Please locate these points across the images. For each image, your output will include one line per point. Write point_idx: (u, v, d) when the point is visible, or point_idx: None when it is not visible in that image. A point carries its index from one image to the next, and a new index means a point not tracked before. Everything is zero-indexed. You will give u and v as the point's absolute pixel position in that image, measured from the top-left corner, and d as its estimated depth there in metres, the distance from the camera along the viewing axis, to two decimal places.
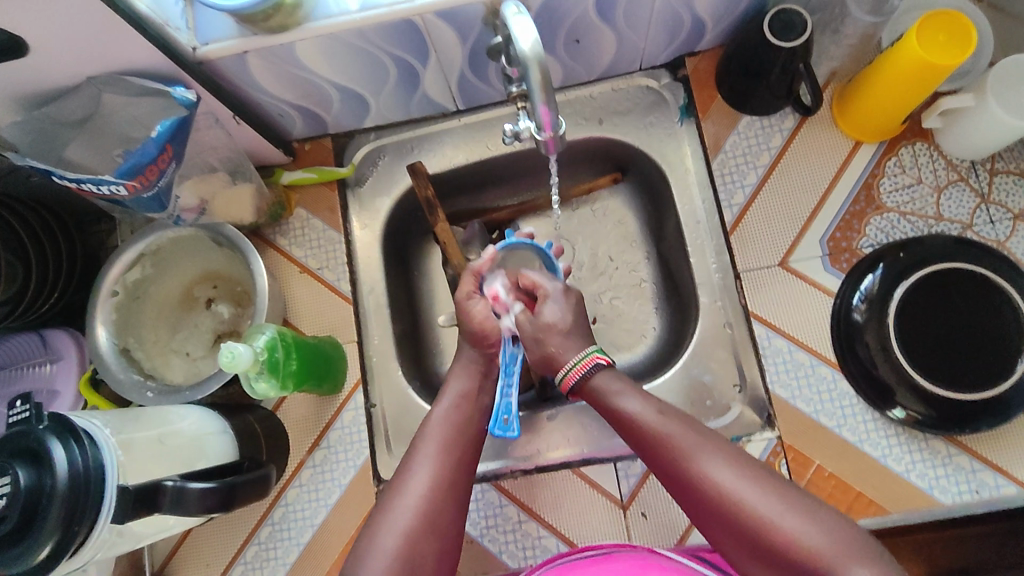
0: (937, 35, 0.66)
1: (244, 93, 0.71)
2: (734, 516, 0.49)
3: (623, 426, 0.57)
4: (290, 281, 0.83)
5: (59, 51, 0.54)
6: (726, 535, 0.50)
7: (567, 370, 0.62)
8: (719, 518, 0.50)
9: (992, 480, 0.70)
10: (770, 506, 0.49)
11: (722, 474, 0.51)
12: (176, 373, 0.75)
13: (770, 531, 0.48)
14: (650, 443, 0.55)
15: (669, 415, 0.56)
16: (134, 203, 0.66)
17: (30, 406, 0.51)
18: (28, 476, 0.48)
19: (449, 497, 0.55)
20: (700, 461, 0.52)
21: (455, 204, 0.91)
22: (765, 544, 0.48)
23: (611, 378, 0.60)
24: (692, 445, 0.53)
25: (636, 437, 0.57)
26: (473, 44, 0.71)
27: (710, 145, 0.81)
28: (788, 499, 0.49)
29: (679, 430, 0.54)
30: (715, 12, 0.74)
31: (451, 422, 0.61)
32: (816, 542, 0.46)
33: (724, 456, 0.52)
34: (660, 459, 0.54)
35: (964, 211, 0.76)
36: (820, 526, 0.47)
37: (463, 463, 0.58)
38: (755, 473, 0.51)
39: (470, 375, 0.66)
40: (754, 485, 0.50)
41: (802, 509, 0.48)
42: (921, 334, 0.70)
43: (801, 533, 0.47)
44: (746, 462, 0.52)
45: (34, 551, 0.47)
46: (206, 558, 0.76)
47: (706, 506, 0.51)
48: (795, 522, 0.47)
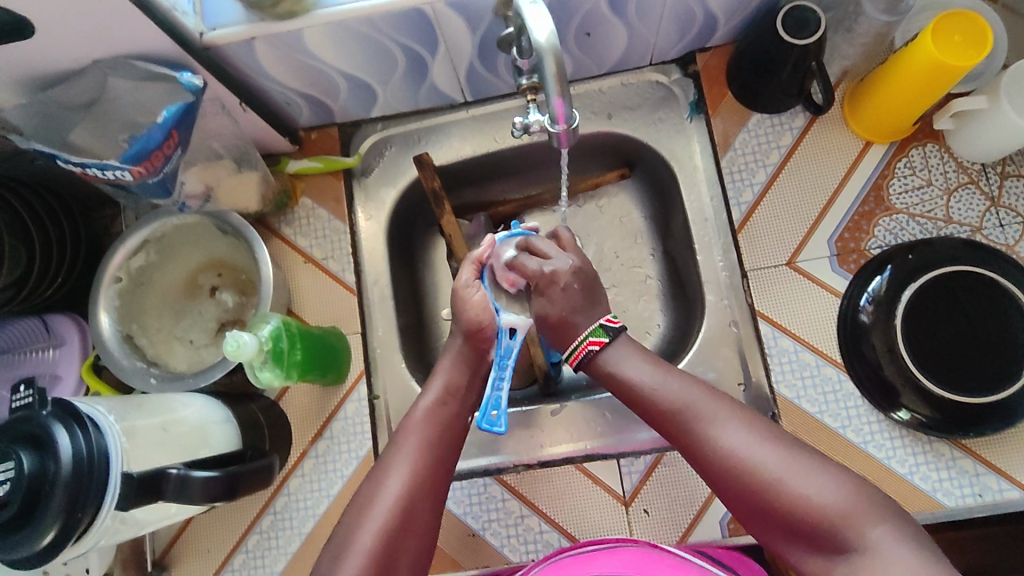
0: (952, 35, 0.66)
1: (252, 79, 0.70)
2: (747, 479, 0.50)
3: (632, 397, 0.59)
4: (294, 270, 0.82)
5: (66, 33, 0.54)
6: (740, 500, 0.51)
7: (574, 347, 0.62)
8: (732, 484, 0.51)
9: (996, 484, 0.70)
10: (778, 464, 0.49)
11: (734, 438, 0.52)
12: (179, 361, 0.75)
13: (777, 491, 0.49)
14: (662, 412, 0.56)
15: (674, 383, 0.57)
16: (140, 188, 0.66)
17: (33, 391, 0.51)
18: (31, 462, 0.48)
19: (426, 497, 0.56)
20: (710, 426, 0.53)
21: (461, 197, 0.91)
22: (777, 505, 0.49)
23: (616, 351, 0.61)
24: (702, 411, 0.54)
25: (646, 407, 0.58)
26: (483, 34, 0.70)
27: (719, 142, 0.81)
28: (795, 460, 0.50)
29: (687, 395, 0.56)
30: (728, 8, 0.73)
31: (430, 421, 0.61)
32: (827, 500, 0.47)
33: (735, 420, 0.53)
34: (672, 427, 0.56)
35: (973, 214, 0.76)
36: (828, 484, 0.48)
37: (443, 462, 0.59)
38: (764, 435, 0.52)
39: (457, 369, 0.65)
40: (765, 446, 0.51)
41: (810, 471, 0.49)
42: (928, 338, 0.69)
43: (812, 494, 0.48)
44: (756, 425, 0.52)
45: (36, 537, 0.47)
46: (206, 545, 0.76)
47: (718, 472, 0.52)
48: (806, 483, 0.48)
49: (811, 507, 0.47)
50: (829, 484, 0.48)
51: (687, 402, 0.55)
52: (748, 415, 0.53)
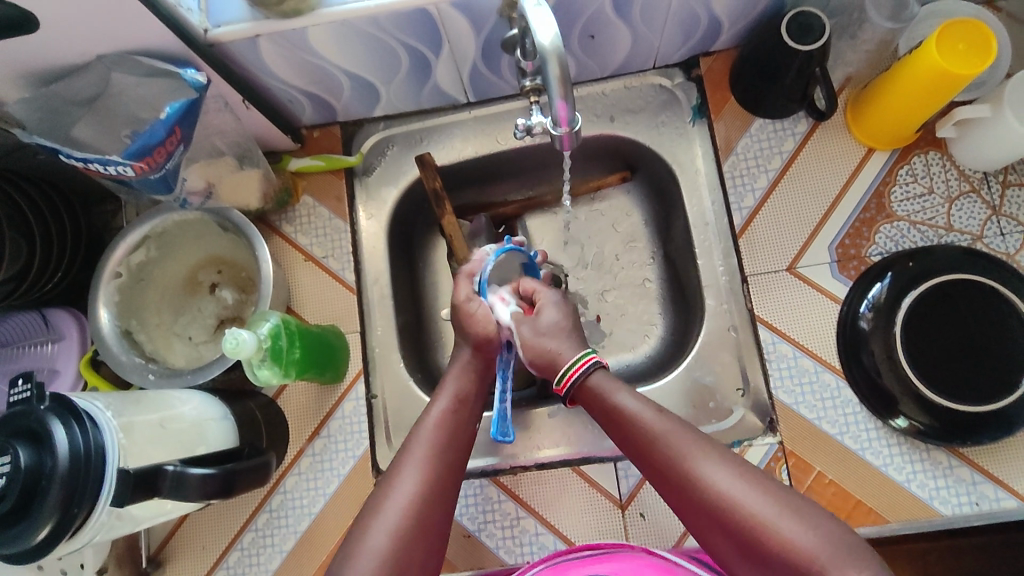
0: (956, 42, 0.66)
1: (255, 77, 0.70)
2: (731, 519, 0.50)
3: (619, 425, 0.59)
4: (294, 268, 0.82)
5: (71, 28, 0.54)
6: (719, 535, 0.51)
7: (565, 371, 0.62)
8: (712, 520, 0.51)
9: (993, 493, 0.70)
10: (765, 505, 0.50)
11: (717, 475, 0.52)
12: (178, 357, 0.74)
13: (763, 529, 0.49)
14: (645, 442, 0.57)
15: (661, 417, 0.58)
16: (141, 183, 0.65)
17: (31, 386, 0.51)
18: (27, 457, 0.47)
19: (438, 502, 0.56)
20: (692, 461, 0.54)
21: (462, 197, 0.91)
22: (757, 545, 0.49)
23: (606, 379, 0.61)
24: (683, 446, 0.55)
25: (631, 437, 0.58)
26: (487, 36, 0.70)
27: (721, 146, 0.81)
28: (779, 502, 0.50)
29: (671, 432, 0.56)
30: (732, 13, 0.73)
31: (442, 428, 0.60)
32: (812, 543, 0.47)
33: (718, 457, 0.54)
34: (654, 458, 0.56)
35: (974, 223, 0.76)
36: (814, 528, 0.48)
37: (453, 468, 0.58)
38: (748, 474, 0.52)
39: (467, 378, 0.66)
40: (748, 486, 0.51)
41: (794, 514, 0.49)
42: (928, 346, 0.69)
43: (794, 535, 0.48)
44: (740, 465, 0.53)
45: (31, 533, 0.47)
46: (202, 542, 0.76)
47: (699, 506, 0.52)
48: (789, 525, 0.48)
49: (793, 547, 0.47)
50: (812, 527, 0.48)
51: (671, 434, 0.56)
52: (732, 456, 0.54)
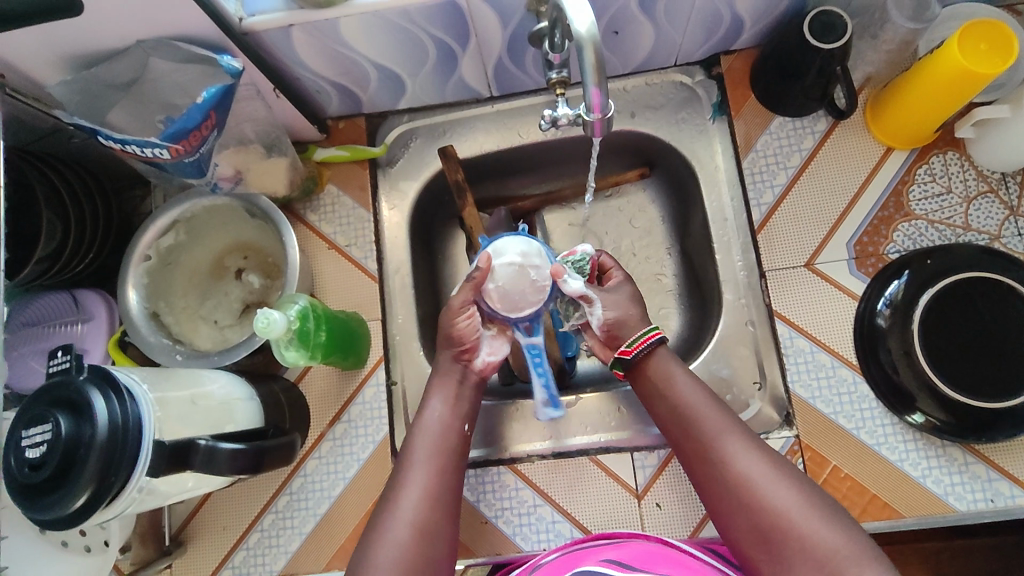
0: (978, 43, 0.67)
1: (285, 67, 0.72)
2: (754, 509, 0.53)
3: (666, 399, 0.62)
4: (318, 256, 0.84)
5: (114, 12, 0.55)
6: (741, 524, 0.53)
7: (634, 338, 0.64)
8: (737, 508, 0.54)
9: (1008, 490, 0.71)
10: (791, 501, 0.52)
11: (752, 464, 0.55)
12: (204, 340, 0.76)
13: (783, 524, 0.51)
14: (688, 423, 0.59)
15: (707, 401, 0.60)
16: (174, 167, 0.66)
17: (71, 357, 0.52)
18: (67, 424, 0.48)
19: (442, 507, 0.58)
20: (730, 447, 0.56)
21: (482, 190, 0.93)
22: (777, 536, 0.51)
23: (664, 356, 0.64)
24: (726, 431, 0.57)
25: (674, 416, 0.61)
26: (514, 30, 0.71)
27: (741, 143, 0.82)
28: (805, 499, 0.52)
29: (713, 418, 0.58)
30: (754, 12, 0.74)
31: (437, 439, 0.62)
32: (832, 541, 0.49)
33: (755, 448, 0.56)
34: (691, 440, 0.59)
35: (991, 223, 0.77)
36: (836, 528, 0.50)
37: (451, 473, 0.61)
38: (780, 469, 0.54)
39: (451, 381, 0.66)
40: (779, 480, 0.53)
41: (817, 513, 0.51)
42: (945, 343, 0.70)
43: (818, 532, 0.50)
44: (774, 459, 0.55)
45: (68, 501, 0.48)
46: (223, 522, 0.77)
47: (727, 492, 0.55)
48: (813, 520, 0.51)
49: (815, 541, 0.50)
50: (836, 527, 0.50)
51: (716, 418, 0.58)
52: (768, 449, 0.56)
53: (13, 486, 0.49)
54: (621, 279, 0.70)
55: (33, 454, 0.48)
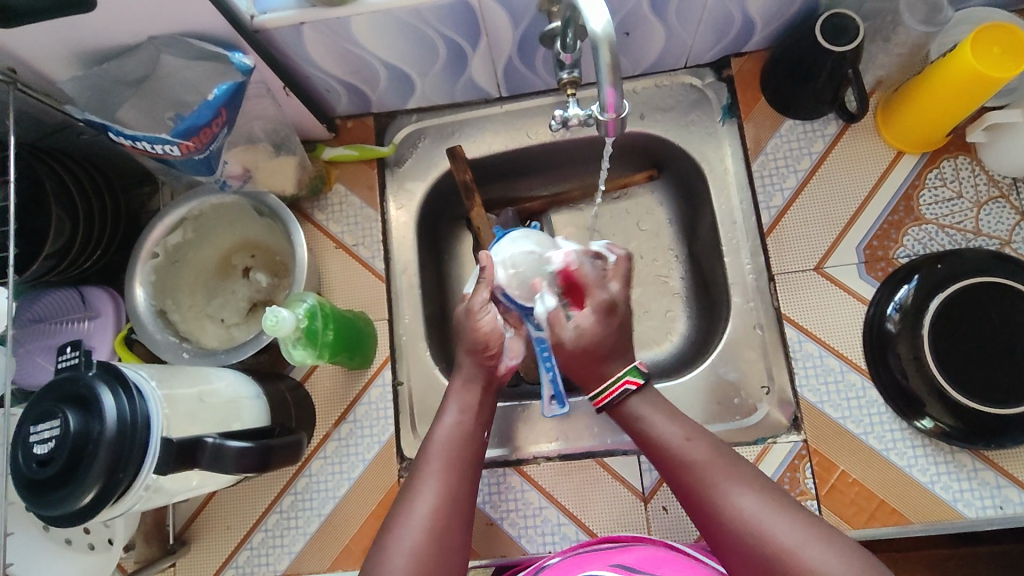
0: (992, 46, 0.66)
1: (296, 65, 0.72)
2: (757, 548, 0.51)
3: (653, 447, 0.61)
4: (325, 255, 0.84)
5: (127, 8, 0.55)
6: (747, 565, 0.52)
7: (603, 387, 0.63)
8: (740, 549, 0.52)
9: (1017, 497, 0.70)
10: (792, 535, 0.51)
11: (749, 503, 0.53)
12: (210, 338, 0.76)
13: (788, 559, 0.50)
14: (679, 465, 0.58)
15: (695, 441, 0.59)
16: (185, 164, 0.66)
17: (80, 353, 0.52)
18: (76, 421, 0.48)
19: (455, 513, 0.57)
20: (724, 487, 0.55)
21: (490, 191, 0.92)
22: (782, 572, 0.49)
23: (645, 400, 0.63)
24: (717, 470, 0.56)
25: (665, 460, 0.60)
26: (525, 30, 0.71)
27: (750, 146, 0.82)
28: (809, 530, 0.51)
29: (703, 457, 0.57)
30: (766, 13, 0.74)
31: (451, 447, 0.61)
32: (839, 571, 0.48)
33: (750, 486, 0.55)
34: (685, 482, 0.57)
35: (1002, 228, 0.76)
36: (841, 556, 0.49)
37: (465, 481, 0.60)
38: (779, 504, 0.53)
39: (471, 386, 0.65)
40: (779, 516, 0.52)
41: (818, 540, 0.50)
42: (955, 348, 0.69)
43: (823, 564, 0.49)
44: (770, 494, 0.54)
45: (77, 497, 0.48)
46: (227, 520, 0.77)
47: (726, 534, 0.53)
48: (817, 552, 0.49)
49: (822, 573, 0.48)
50: (839, 556, 0.49)
51: (706, 459, 0.57)
52: (764, 484, 0.55)
53: (21, 482, 0.49)
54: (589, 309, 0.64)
55: (41, 449, 0.48)
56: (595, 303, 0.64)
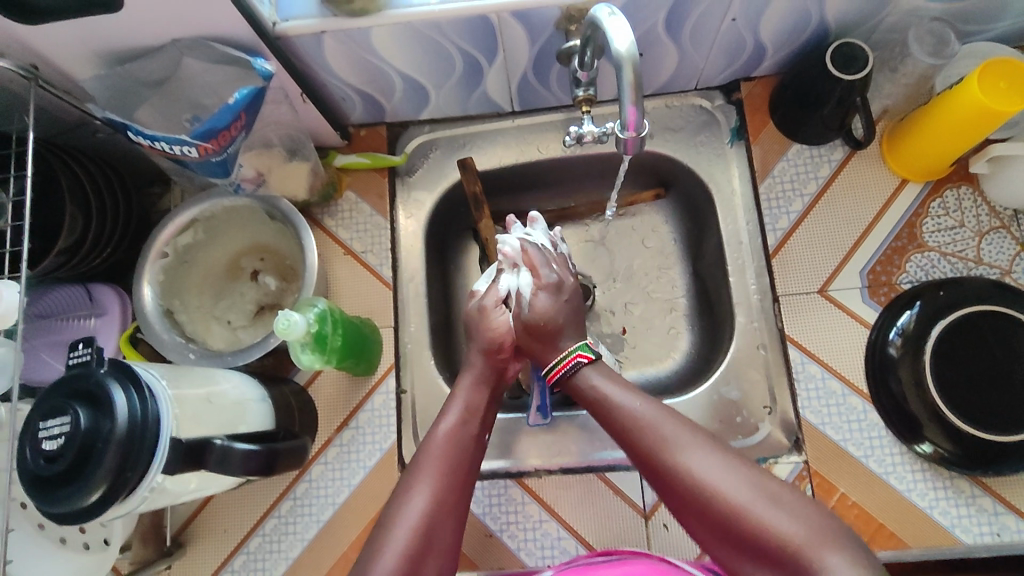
0: (998, 80, 0.68)
1: (314, 72, 0.73)
2: (709, 506, 0.50)
3: (605, 418, 0.59)
4: (334, 261, 0.84)
5: (153, 13, 0.56)
6: (701, 522, 0.51)
7: (554, 364, 0.65)
8: (694, 508, 0.51)
9: (1014, 525, 0.71)
10: (743, 493, 0.49)
11: (698, 462, 0.52)
12: (216, 340, 0.76)
13: (742, 517, 0.48)
14: (631, 430, 0.57)
15: (646, 405, 0.58)
16: (200, 165, 0.66)
17: (92, 350, 0.52)
18: (87, 418, 0.48)
19: (449, 513, 0.57)
20: (674, 449, 0.53)
21: (498, 203, 0.93)
22: (736, 530, 0.48)
23: (594, 372, 0.62)
24: (668, 431, 0.55)
25: (617, 427, 0.58)
26: (542, 46, 0.72)
27: (758, 168, 0.83)
28: (760, 489, 0.50)
29: (654, 419, 0.56)
30: (777, 39, 0.76)
31: (452, 442, 0.61)
32: (791, 528, 0.47)
33: (700, 445, 0.53)
34: (637, 444, 0.56)
35: (1003, 257, 0.78)
36: (794, 515, 0.48)
37: (462, 484, 0.59)
38: (729, 462, 0.51)
39: (478, 389, 0.68)
40: (729, 474, 0.50)
41: (769, 498, 0.49)
42: (956, 375, 0.70)
43: (775, 521, 0.47)
44: (721, 452, 0.52)
45: (84, 495, 0.47)
46: (224, 524, 0.77)
47: (680, 495, 0.52)
48: (768, 512, 0.48)
49: (774, 532, 0.47)
50: (792, 514, 0.48)
51: (656, 422, 0.56)
52: (713, 442, 0.53)
53: (28, 479, 0.49)
54: (542, 290, 0.69)
55: (50, 445, 0.48)
56: (544, 284, 0.69)
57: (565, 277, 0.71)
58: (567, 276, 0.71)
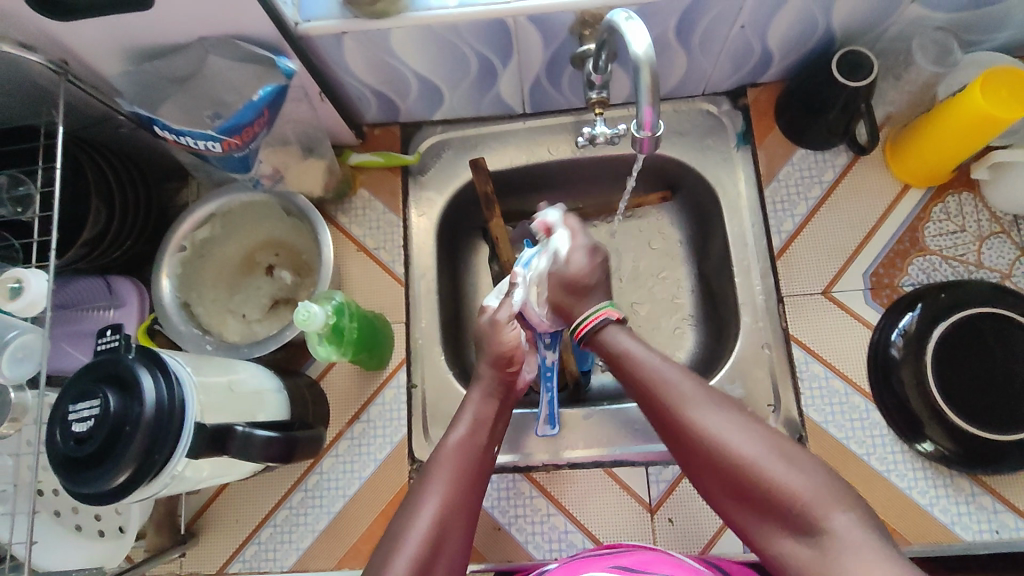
0: (1001, 90, 0.69)
1: (333, 71, 0.74)
2: (722, 458, 0.53)
3: (625, 372, 0.62)
4: (347, 257, 0.86)
5: (181, 12, 0.58)
6: (712, 474, 0.54)
7: (581, 320, 0.67)
8: (707, 460, 0.54)
9: (1013, 522, 0.72)
10: (755, 449, 0.52)
11: (712, 420, 0.55)
12: (232, 332, 0.77)
13: (753, 472, 0.51)
14: (649, 388, 0.59)
15: (665, 363, 0.61)
16: (221, 160, 0.68)
17: (120, 336, 0.53)
18: (116, 402, 0.49)
19: (458, 524, 0.58)
20: (691, 409, 0.56)
21: (508, 203, 0.95)
22: (747, 483, 0.51)
23: (616, 331, 0.65)
24: (685, 390, 0.57)
25: (635, 383, 0.61)
26: (556, 50, 0.74)
27: (764, 172, 0.85)
28: (771, 446, 0.52)
29: (672, 378, 0.59)
30: (785, 46, 0.77)
31: (463, 451, 0.63)
32: (800, 486, 0.50)
33: (715, 404, 0.56)
34: (653, 401, 0.59)
35: (1003, 262, 0.79)
36: (804, 474, 0.50)
37: (472, 494, 0.61)
38: (745, 422, 0.54)
39: (487, 400, 0.68)
40: (744, 434, 0.53)
41: (781, 456, 0.52)
42: (956, 376, 0.72)
43: (784, 477, 0.50)
44: (735, 412, 0.55)
45: (111, 476, 0.49)
46: (236, 515, 0.78)
47: (694, 449, 0.55)
48: (780, 468, 0.51)
49: (782, 487, 0.50)
50: (801, 472, 0.51)
51: (673, 381, 0.58)
52: (728, 402, 0.56)
53: (56, 460, 0.50)
54: (578, 250, 0.72)
55: (80, 427, 0.49)
56: (579, 246, 0.73)
57: (598, 245, 0.74)
58: (597, 243, 0.75)
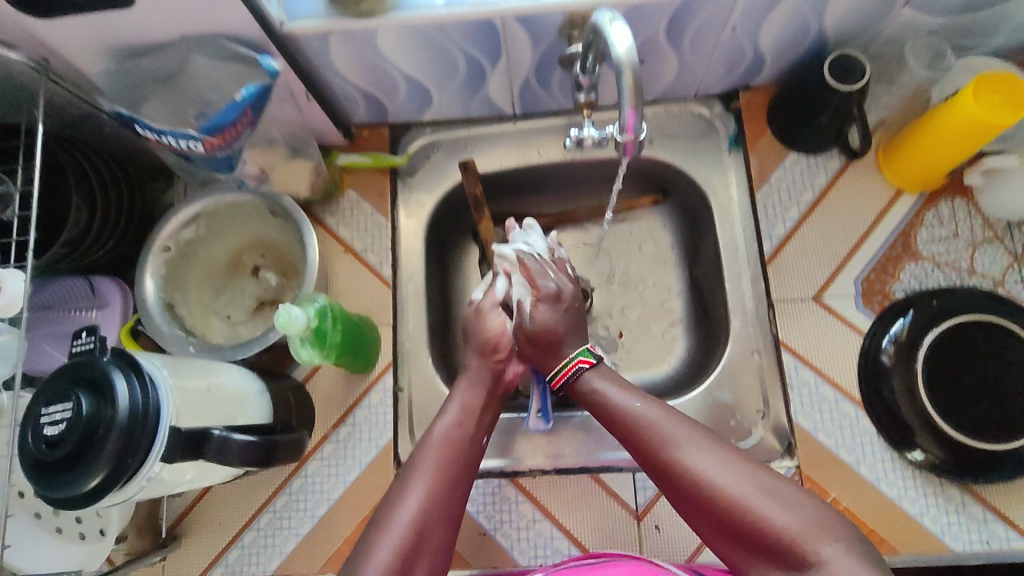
0: (990, 94, 0.69)
1: (320, 71, 0.74)
2: (707, 497, 0.52)
3: (608, 416, 0.62)
4: (334, 259, 0.85)
5: (162, 10, 0.57)
6: (700, 514, 0.53)
7: (559, 369, 0.67)
8: (693, 501, 0.53)
9: (1004, 533, 0.71)
10: (740, 486, 0.51)
11: (694, 458, 0.54)
12: (216, 334, 0.77)
13: (739, 510, 0.51)
14: (632, 428, 0.59)
15: (647, 405, 0.60)
16: (206, 160, 0.68)
17: (95, 338, 0.53)
18: (88, 405, 0.49)
19: (441, 515, 0.57)
20: (675, 449, 0.55)
21: (498, 205, 0.94)
22: (734, 522, 0.51)
23: (598, 373, 0.65)
24: (667, 430, 0.57)
25: (619, 426, 0.61)
26: (545, 51, 0.73)
27: (755, 175, 0.84)
28: (757, 482, 0.52)
29: (654, 417, 0.58)
30: (776, 49, 0.77)
31: (449, 442, 0.62)
32: (786, 521, 0.49)
33: (697, 441, 0.56)
34: (638, 441, 0.59)
35: (996, 268, 0.78)
36: (790, 509, 0.50)
37: (458, 485, 0.60)
38: (728, 459, 0.54)
39: (476, 388, 0.69)
40: (727, 470, 0.53)
41: (767, 493, 0.51)
42: (948, 383, 0.72)
43: (770, 514, 0.50)
44: (719, 449, 0.54)
45: (84, 480, 0.48)
46: (218, 518, 0.77)
47: (681, 490, 0.54)
48: (765, 505, 0.50)
49: (769, 523, 0.49)
50: (788, 507, 0.50)
51: (656, 421, 0.58)
52: (711, 438, 0.56)
53: (28, 464, 0.49)
54: (541, 300, 0.70)
55: (53, 430, 0.49)
56: (543, 294, 0.70)
57: (563, 285, 0.72)
58: (565, 280, 0.73)
